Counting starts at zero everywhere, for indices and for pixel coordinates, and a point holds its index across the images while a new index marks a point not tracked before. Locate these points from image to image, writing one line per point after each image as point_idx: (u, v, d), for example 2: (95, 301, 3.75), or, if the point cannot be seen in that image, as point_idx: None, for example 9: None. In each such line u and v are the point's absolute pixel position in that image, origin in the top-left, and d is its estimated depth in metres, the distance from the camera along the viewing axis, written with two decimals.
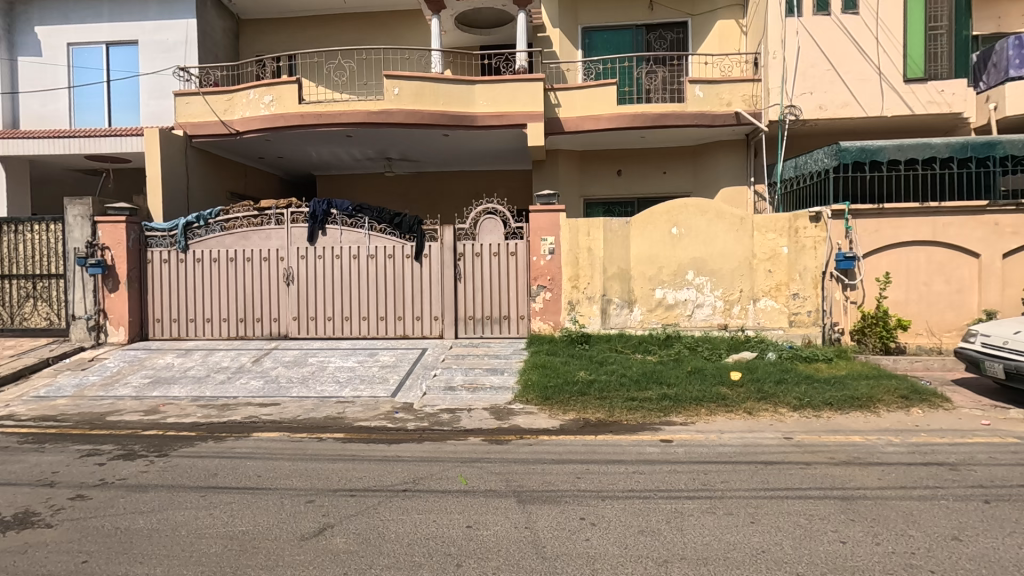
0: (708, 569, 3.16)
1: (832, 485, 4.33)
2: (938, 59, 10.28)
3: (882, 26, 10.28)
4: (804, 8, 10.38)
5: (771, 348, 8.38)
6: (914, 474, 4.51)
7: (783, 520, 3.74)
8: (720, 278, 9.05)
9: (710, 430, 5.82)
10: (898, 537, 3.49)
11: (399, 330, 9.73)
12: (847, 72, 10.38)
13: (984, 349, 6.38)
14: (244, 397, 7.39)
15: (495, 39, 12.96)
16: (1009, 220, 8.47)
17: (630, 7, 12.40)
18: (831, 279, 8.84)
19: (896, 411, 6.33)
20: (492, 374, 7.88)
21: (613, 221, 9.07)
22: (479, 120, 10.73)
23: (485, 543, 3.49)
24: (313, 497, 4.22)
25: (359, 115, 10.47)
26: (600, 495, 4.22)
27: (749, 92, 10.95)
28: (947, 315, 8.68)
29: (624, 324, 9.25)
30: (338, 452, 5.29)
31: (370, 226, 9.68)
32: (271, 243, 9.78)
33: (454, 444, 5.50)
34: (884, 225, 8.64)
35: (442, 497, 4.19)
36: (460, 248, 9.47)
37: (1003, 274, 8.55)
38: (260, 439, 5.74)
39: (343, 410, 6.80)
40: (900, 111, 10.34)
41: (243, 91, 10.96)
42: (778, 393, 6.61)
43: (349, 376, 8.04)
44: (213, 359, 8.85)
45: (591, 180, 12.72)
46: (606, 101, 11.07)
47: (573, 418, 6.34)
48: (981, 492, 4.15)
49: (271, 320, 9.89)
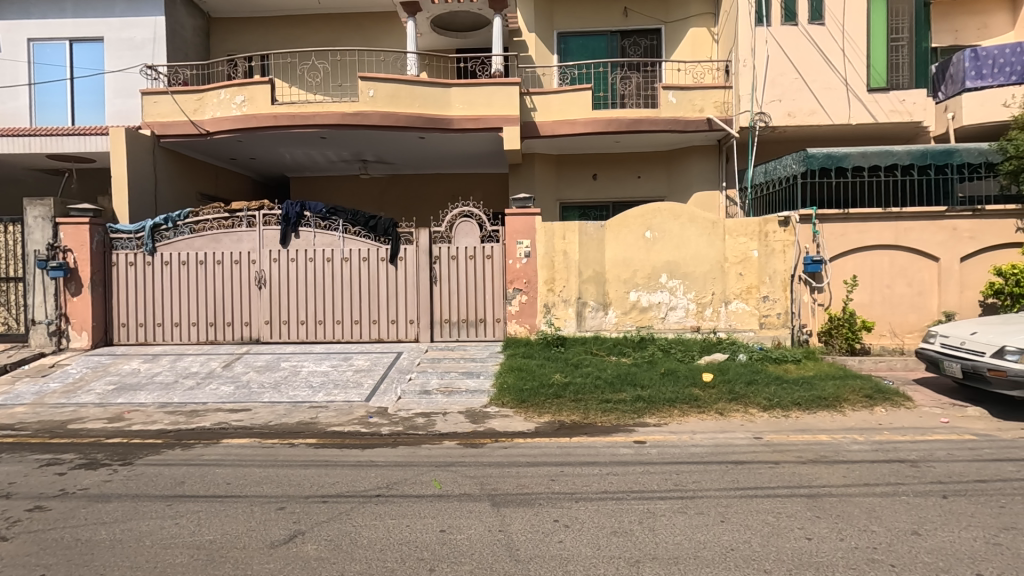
0: (678, 568, 3.20)
1: (800, 483, 4.44)
2: (900, 68, 10.73)
3: (847, 38, 10.61)
4: (773, 17, 10.64)
5: (742, 349, 8.55)
6: (877, 471, 4.65)
7: (752, 518, 3.82)
8: (693, 281, 9.19)
9: (683, 431, 5.92)
10: (862, 532, 3.59)
11: (373, 333, 9.64)
12: (814, 81, 10.68)
13: (943, 349, 6.62)
14: (213, 403, 7.23)
15: (471, 42, 12.96)
16: (967, 225, 8.81)
17: (605, 14, 12.55)
18: (799, 282, 9.05)
19: (860, 410, 6.52)
20: (468, 377, 7.86)
21: (589, 225, 9.15)
22: (456, 123, 10.72)
23: (458, 547, 3.47)
24: (283, 503, 4.16)
25: (333, 117, 10.37)
26: (573, 497, 4.25)
27: (721, 99, 11.16)
28: (909, 316, 8.97)
29: (599, 327, 9.32)
30: (310, 458, 5.23)
31: (345, 229, 9.61)
32: (242, 245, 9.62)
33: (429, 449, 5.46)
34: (850, 229, 8.90)
35: (416, 502, 4.16)
36: (435, 251, 9.45)
37: (961, 276, 8.89)
38: (230, 446, 5.62)
39: (317, 415, 6.71)
40: (865, 119, 10.67)
41: (213, 91, 10.76)
42: (749, 393, 6.75)
43: (322, 381, 7.92)
44: (182, 364, 8.63)
45: (567, 184, 12.84)
46: (582, 106, 11.17)
47: (549, 420, 6.37)
48: (940, 487, 4.30)
49: (243, 324, 9.71)
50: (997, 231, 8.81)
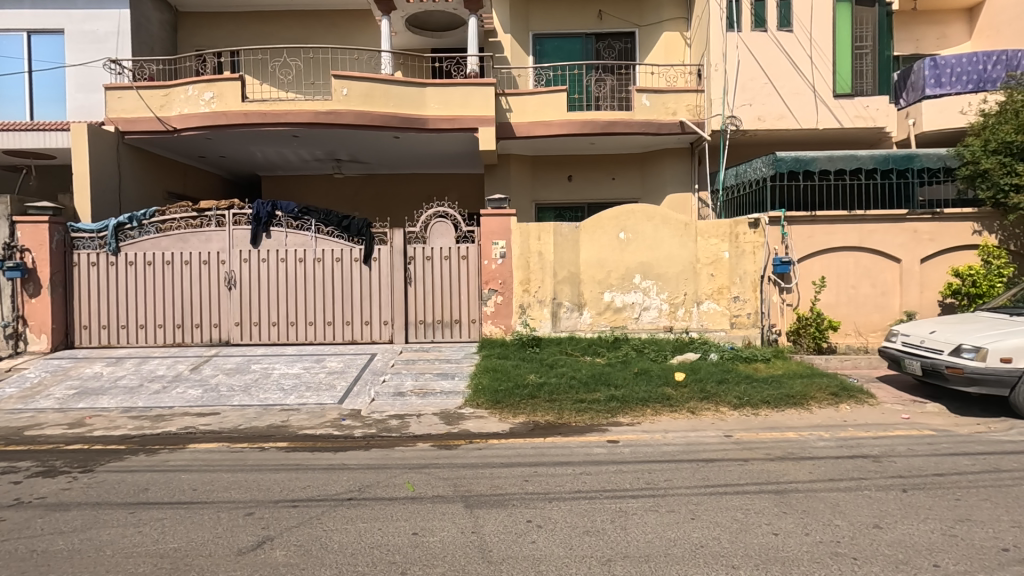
0: (649, 567, 3.23)
1: (768, 479, 4.54)
2: (864, 76, 11.06)
3: (814, 44, 10.89)
4: (743, 23, 10.87)
5: (713, 349, 8.69)
6: (841, 467, 4.79)
7: (721, 515, 3.89)
8: (666, 281, 9.31)
9: (655, 430, 5.99)
10: (825, 526, 3.69)
11: (347, 335, 9.52)
12: (782, 86, 10.92)
13: (904, 347, 6.84)
14: (180, 406, 7.05)
15: (447, 42, 12.93)
16: (927, 228, 9.13)
17: (579, 16, 12.62)
18: (769, 283, 9.25)
19: (826, 407, 6.70)
20: (443, 378, 7.83)
21: (564, 225, 9.19)
22: (431, 123, 10.66)
23: (430, 550, 3.45)
24: (251, 509, 4.07)
25: (306, 115, 10.22)
26: (547, 497, 4.27)
27: (693, 102, 11.33)
28: (873, 316, 9.25)
29: (574, 327, 9.37)
30: (281, 462, 5.14)
31: (317, 229, 9.48)
32: (211, 245, 9.41)
33: (403, 451, 5.43)
34: (817, 231, 9.14)
35: (388, 505, 4.12)
36: (410, 251, 9.38)
37: (922, 277, 9.21)
38: (197, 451, 5.49)
39: (288, 418, 6.60)
40: (831, 124, 10.95)
41: (180, 87, 10.48)
42: (719, 393, 6.86)
43: (294, 383, 7.80)
44: (147, 368, 8.39)
45: (543, 185, 12.91)
46: (557, 107, 11.23)
47: (523, 421, 6.37)
48: (900, 481, 4.45)
49: (212, 326, 9.49)
50: (955, 233, 9.14)
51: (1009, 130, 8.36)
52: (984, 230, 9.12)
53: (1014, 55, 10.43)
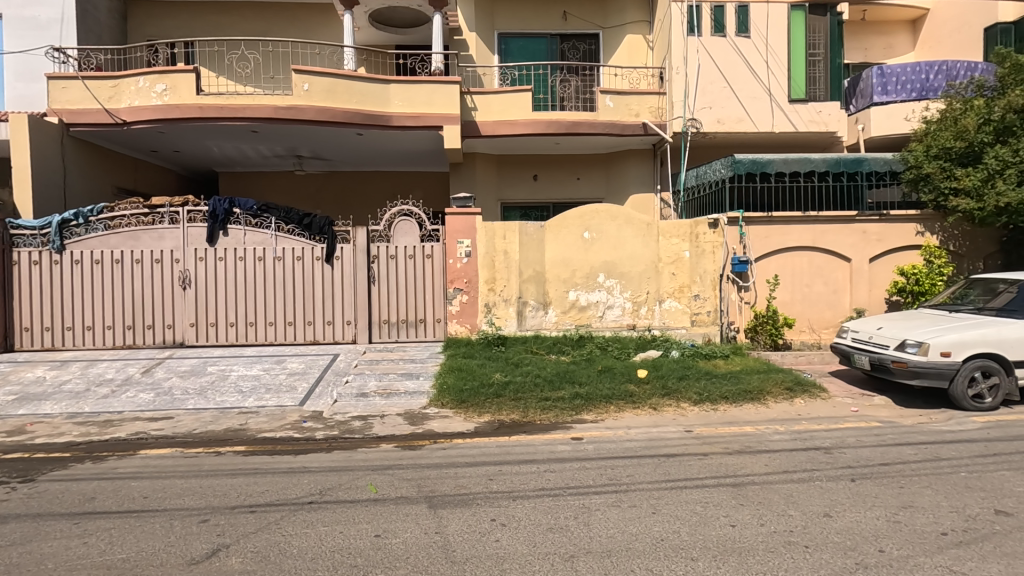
0: (611, 562, 3.27)
1: (726, 473, 4.67)
2: (817, 82, 11.48)
3: (770, 50, 11.25)
4: (703, 28, 11.14)
5: (674, 346, 8.86)
6: (795, 459, 4.96)
7: (681, 509, 3.98)
8: (629, 280, 9.44)
9: (618, 427, 6.08)
10: (780, 517, 3.82)
11: (309, 335, 9.32)
12: (740, 90, 11.24)
13: (855, 343, 7.17)
14: (130, 411, 6.75)
15: (411, 39, 12.78)
16: (875, 228, 9.54)
17: (544, 17, 12.68)
18: (728, 281, 9.50)
19: (782, 402, 6.93)
20: (407, 379, 7.74)
21: (528, 225, 9.22)
22: (395, 120, 10.52)
23: (393, 552, 3.41)
24: (206, 516, 3.94)
25: (265, 110, 9.98)
26: (511, 495, 4.28)
27: (656, 104, 11.53)
28: (825, 313, 9.62)
29: (540, 325, 9.41)
30: (238, 466, 4.99)
31: (277, 227, 9.25)
32: (164, 244, 9.06)
33: (366, 452, 5.35)
34: (773, 232, 9.44)
35: (350, 507, 4.06)
36: (373, 250, 9.25)
37: (871, 276, 9.62)
38: (148, 457, 5.28)
39: (246, 421, 6.41)
40: (786, 128, 11.33)
41: (131, 78, 10.06)
42: (680, 388, 7.01)
43: (252, 385, 7.58)
44: (94, 371, 8.01)
45: (508, 184, 12.92)
46: (522, 107, 11.26)
47: (488, 420, 6.38)
48: (849, 471, 4.65)
49: (164, 327, 9.14)
50: (900, 234, 9.59)
51: (949, 136, 8.80)
52: (927, 231, 9.59)
53: (954, 66, 10.99)
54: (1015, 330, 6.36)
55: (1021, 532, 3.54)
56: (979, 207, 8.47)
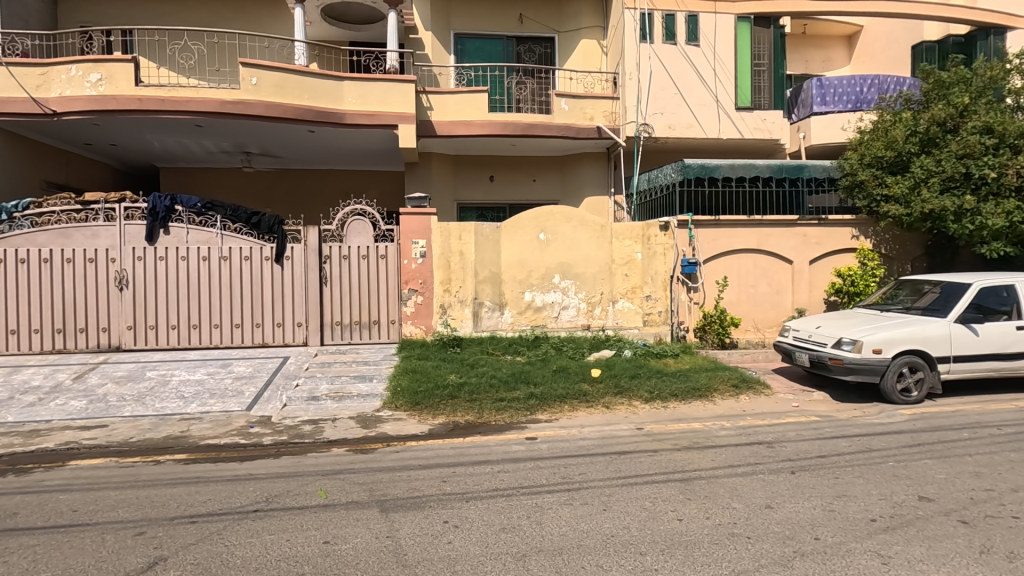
0: (561, 559, 3.31)
1: (675, 468, 4.80)
2: (762, 91, 11.97)
3: (718, 59, 11.66)
4: (655, 35, 11.45)
5: (627, 346, 9.04)
6: (739, 454, 5.15)
7: (632, 505, 4.07)
8: (584, 281, 9.56)
9: (572, 426, 6.16)
10: (724, 509, 3.96)
11: (257, 338, 9.01)
12: (690, 97, 11.59)
13: (796, 341, 7.52)
14: (60, 420, 6.35)
15: (364, 36, 12.57)
16: (815, 232, 10.03)
17: (500, 19, 12.72)
18: (677, 282, 9.79)
19: (728, 399, 7.18)
20: (360, 381, 7.58)
21: (484, 225, 9.21)
22: (348, 118, 10.30)
23: (342, 558, 3.34)
24: (143, 528, 3.75)
25: (210, 104, 9.60)
26: (465, 496, 4.26)
27: (610, 109, 11.75)
28: (769, 312, 10.04)
29: (495, 326, 9.41)
30: (179, 475, 4.78)
31: (223, 226, 8.91)
32: (98, 242, 8.58)
33: (316, 457, 5.22)
34: (720, 234, 9.79)
35: (298, 514, 3.95)
36: (325, 250, 9.04)
37: (811, 277, 10.10)
38: (79, 468, 4.99)
39: (188, 428, 6.14)
40: (733, 134, 11.75)
41: (62, 66, 9.49)
42: (632, 387, 7.17)
43: (196, 391, 7.26)
44: (19, 378, 7.49)
45: (464, 184, 12.89)
46: (478, 108, 11.26)
47: (442, 422, 6.33)
48: (789, 464, 4.86)
49: (99, 330, 8.66)
50: (837, 238, 10.11)
51: (880, 146, 9.34)
52: (861, 235, 10.15)
53: (886, 80, 11.68)
54: (938, 328, 6.80)
55: (941, 516, 3.79)
56: (908, 212, 9.05)
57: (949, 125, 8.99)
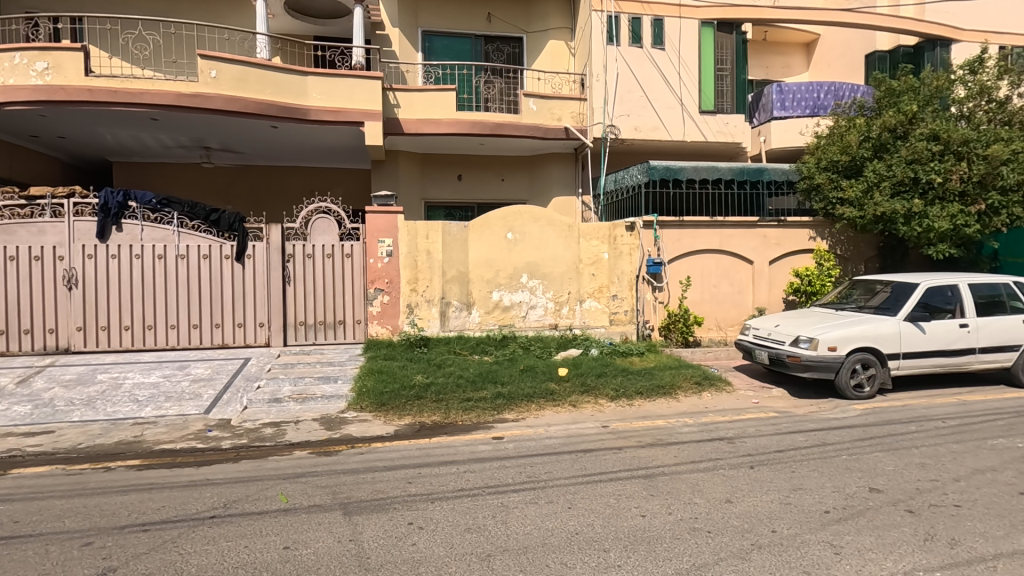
0: (526, 558, 3.32)
1: (639, 465, 4.87)
2: (725, 96, 12.26)
3: (683, 63, 11.89)
4: (621, 38, 11.58)
5: (594, 345, 9.11)
6: (701, 449, 5.27)
7: (596, 502, 4.10)
8: (552, 280, 9.60)
9: (539, 424, 6.19)
10: (685, 505, 4.04)
11: (216, 338, 8.75)
12: (656, 100, 11.79)
13: (756, 340, 7.73)
14: (1, 426, 6.02)
15: (330, 30, 12.33)
16: (774, 233, 10.33)
17: (468, 17, 12.67)
18: (643, 282, 9.92)
19: (691, 396, 7.34)
20: (325, 383, 7.44)
21: (451, 225, 9.15)
22: (313, 114, 10.10)
23: (303, 563, 3.28)
24: (90, 538, 3.59)
25: (166, 97, 9.26)
26: (430, 497, 4.23)
27: (577, 110, 11.84)
28: (731, 311, 10.29)
29: (463, 326, 9.37)
30: (131, 481, 4.60)
31: (180, 223, 8.62)
32: (45, 239, 8.18)
33: (277, 461, 5.10)
34: (684, 235, 10.00)
35: (258, 519, 3.85)
36: (289, 248, 8.84)
37: (770, 277, 10.40)
38: (22, 476, 4.74)
39: (142, 432, 5.92)
40: (697, 137, 12.01)
41: (4, 53, 9.01)
42: (599, 385, 7.24)
43: (150, 394, 6.98)
44: None
45: (432, 183, 12.80)
46: (445, 106, 11.20)
47: (408, 422, 6.28)
48: (748, 459, 4.99)
49: (47, 331, 8.26)
50: (795, 239, 10.43)
51: (835, 151, 9.72)
52: (818, 236, 10.52)
53: (840, 87, 12.15)
54: (889, 326, 7.08)
55: (889, 506, 3.96)
56: (861, 215, 9.43)
57: (900, 132, 9.39)
